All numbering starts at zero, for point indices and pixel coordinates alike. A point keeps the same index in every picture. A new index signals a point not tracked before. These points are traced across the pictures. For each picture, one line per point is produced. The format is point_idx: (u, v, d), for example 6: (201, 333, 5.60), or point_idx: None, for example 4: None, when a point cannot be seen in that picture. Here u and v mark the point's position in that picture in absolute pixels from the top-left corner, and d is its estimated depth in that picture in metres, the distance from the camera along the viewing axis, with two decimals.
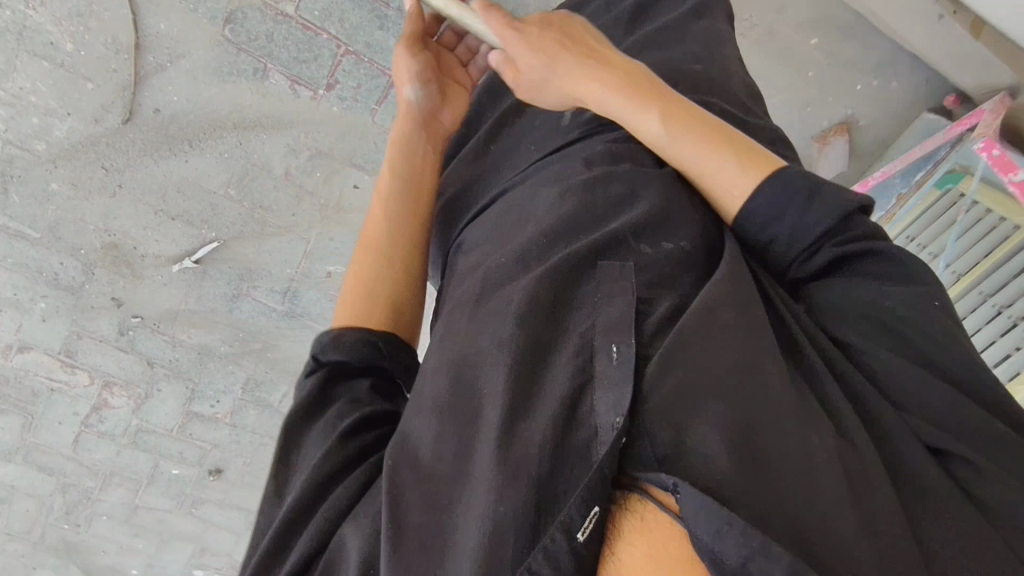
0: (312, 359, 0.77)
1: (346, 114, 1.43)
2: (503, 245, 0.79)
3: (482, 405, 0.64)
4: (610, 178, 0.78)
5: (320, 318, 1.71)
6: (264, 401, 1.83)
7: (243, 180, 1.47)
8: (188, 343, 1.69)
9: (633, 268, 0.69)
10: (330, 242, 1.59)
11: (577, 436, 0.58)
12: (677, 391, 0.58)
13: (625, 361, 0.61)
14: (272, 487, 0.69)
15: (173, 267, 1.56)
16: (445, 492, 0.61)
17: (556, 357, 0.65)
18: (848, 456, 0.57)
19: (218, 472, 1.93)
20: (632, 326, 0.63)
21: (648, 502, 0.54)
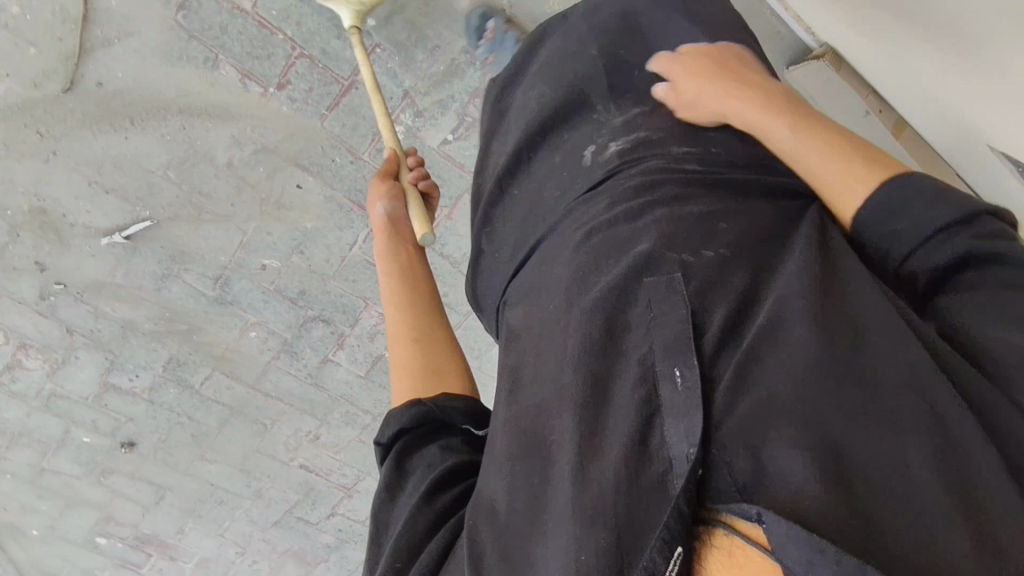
0: (377, 444, 0.84)
1: (295, 114, 1.42)
2: (568, 263, 0.80)
3: (554, 445, 0.69)
4: (656, 184, 0.80)
5: (249, 308, 1.69)
6: (186, 381, 1.82)
7: (184, 164, 1.46)
8: (111, 316, 1.66)
9: (682, 287, 0.69)
10: (267, 236, 1.58)
11: (651, 470, 0.61)
12: (752, 421, 0.58)
13: (688, 387, 0.62)
14: (371, 565, 0.78)
15: (103, 239, 1.54)
16: (528, 533, 0.66)
17: (621, 383, 0.67)
18: (960, 471, 0.55)
19: (130, 445, 1.92)
20: (692, 354, 0.64)
21: (734, 536, 0.54)
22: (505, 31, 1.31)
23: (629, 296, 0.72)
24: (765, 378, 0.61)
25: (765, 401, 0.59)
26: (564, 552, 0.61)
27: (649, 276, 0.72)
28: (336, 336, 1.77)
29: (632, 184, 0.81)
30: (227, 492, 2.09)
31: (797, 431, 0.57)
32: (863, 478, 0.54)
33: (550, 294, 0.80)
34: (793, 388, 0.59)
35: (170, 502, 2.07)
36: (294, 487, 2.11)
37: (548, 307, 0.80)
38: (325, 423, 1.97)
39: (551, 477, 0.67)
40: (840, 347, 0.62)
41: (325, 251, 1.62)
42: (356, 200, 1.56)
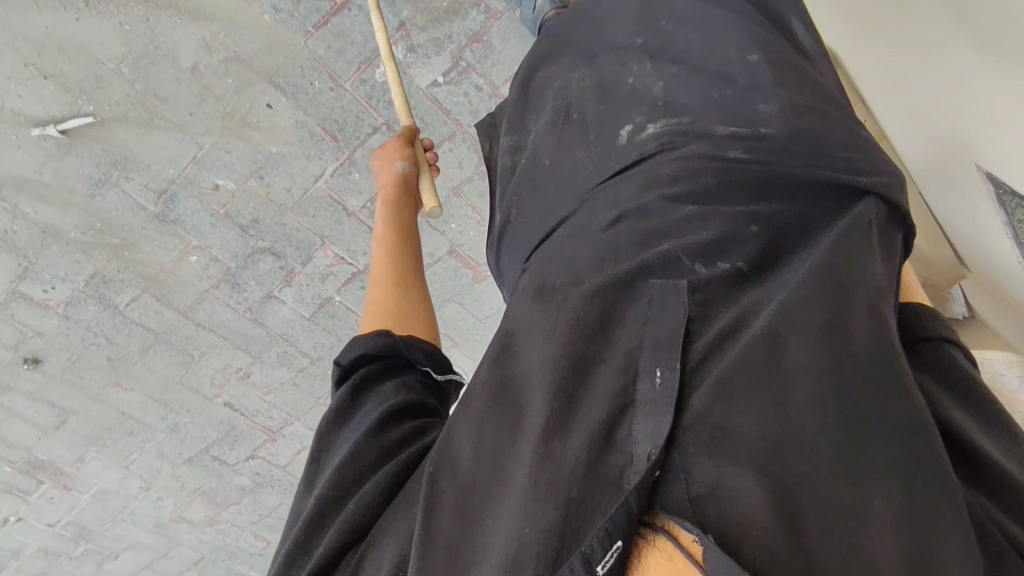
0: (336, 364, 0.79)
1: (276, 27, 1.31)
2: (577, 243, 0.74)
3: (518, 424, 0.62)
4: (685, 178, 0.71)
5: (193, 230, 1.57)
6: (108, 300, 1.67)
7: (141, 62, 1.32)
8: (31, 218, 1.50)
9: (684, 293, 0.63)
10: (225, 154, 1.46)
11: (611, 462, 0.55)
12: (724, 431, 0.54)
13: (668, 388, 0.57)
14: (304, 484, 0.72)
15: (33, 130, 1.37)
16: (475, 512, 0.60)
17: (601, 374, 0.60)
18: (914, 529, 0.51)
19: (34, 362, 1.75)
20: (676, 356, 0.59)
21: (670, 543, 0.50)
22: None
23: (633, 292, 0.65)
24: (747, 396, 0.55)
25: (741, 422, 0.54)
26: (500, 547, 0.55)
27: (655, 277, 0.66)
28: (284, 273, 1.67)
29: (664, 171, 0.73)
30: (139, 424, 1.96)
31: (767, 462, 0.52)
32: (824, 519, 0.50)
33: (543, 275, 0.74)
34: (771, 413, 0.54)
35: (72, 428, 1.92)
36: (214, 425, 2.01)
37: (542, 278, 0.73)
38: (258, 361, 1.86)
39: (499, 471, 0.61)
40: (832, 373, 0.56)
41: (286, 180, 1.51)
42: (329, 130, 1.45)
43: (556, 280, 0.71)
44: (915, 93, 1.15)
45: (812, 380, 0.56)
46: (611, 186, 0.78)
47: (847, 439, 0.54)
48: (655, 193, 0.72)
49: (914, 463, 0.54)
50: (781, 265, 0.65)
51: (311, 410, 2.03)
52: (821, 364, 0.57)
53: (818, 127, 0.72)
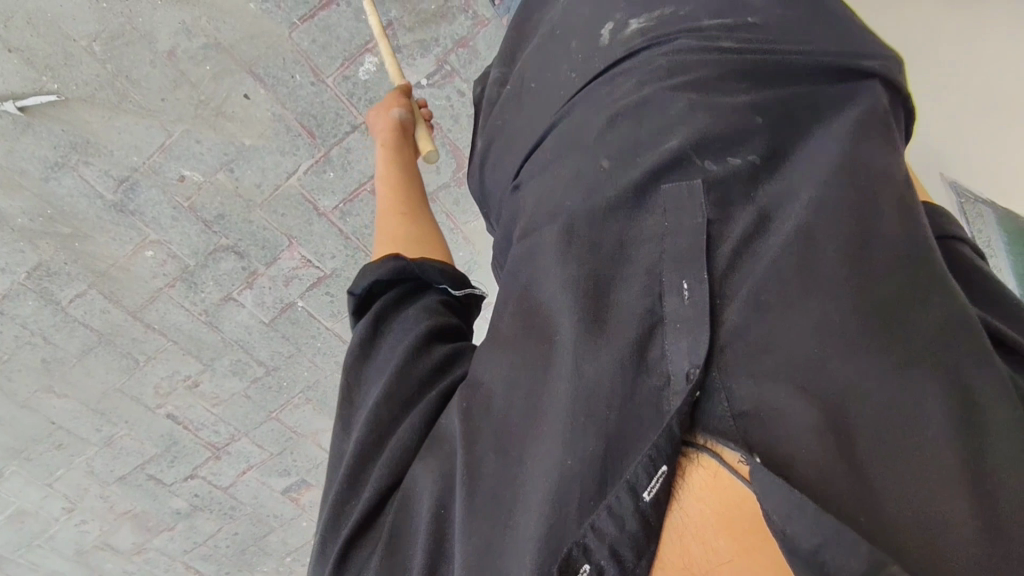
0: (352, 297, 0.81)
1: (261, 17, 1.30)
2: (579, 152, 0.72)
3: (551, 347, 0.64)
4: (689, 70, 0.70)
5: (153, 222, 1.50)
6: (50, 295, 1.57)
7: (114, 41, 1.28)
8: None
9: (702, 195, 0.64)
10: (195, 144, 1.41)
11: (648, 385, 0.59)
12: (761, 345, 0.57)
13: (698, 305, 0.59)
14: (343, 420, 0.76)
15: None
16: (517, 439, 0.63)
17: (625, 293, 0.63)
18: (958, 418, 0.54)
19: None
20: (703, 268, 0.61)
21: (714, 460, 0.54)
22: None
23: (645, 199, 0.66)
24: (787, 313, 0.57)
25: (781, 338, 0.56)
26: (548, 469, 0.59)
27: (668, 180, 0.66)
28: (247, 274, 1.61)
29: (659, 63, 0.71)
30: (70, 435, 1.81)
31: (808, 373, 0.55)
32: (863, 418, 0.54)
33: (551, 190, 0.73)
34: (812, 325, 0.56)
35: None
36: (154, 439, 1.88)
37: (547, 198, 0.73)
38: (209, 369, 1.77)
39: (537, 396, 0.63)
40: (868, 278, 0.58)
41: (258, 174, 1.47)
42: (307, 126, 1.43)
43: (563, 199, 0.70)
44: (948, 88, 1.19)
45: (851, 293, 0.57)
46: (601, 89, 0.75)
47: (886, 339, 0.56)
48: (657, 87, 0.70)
49: (958, 361, 0.56)
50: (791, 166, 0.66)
51: (262, 425, 1.93)
52: (855, 271, 0.58)
53: (812, 26, 0.71)
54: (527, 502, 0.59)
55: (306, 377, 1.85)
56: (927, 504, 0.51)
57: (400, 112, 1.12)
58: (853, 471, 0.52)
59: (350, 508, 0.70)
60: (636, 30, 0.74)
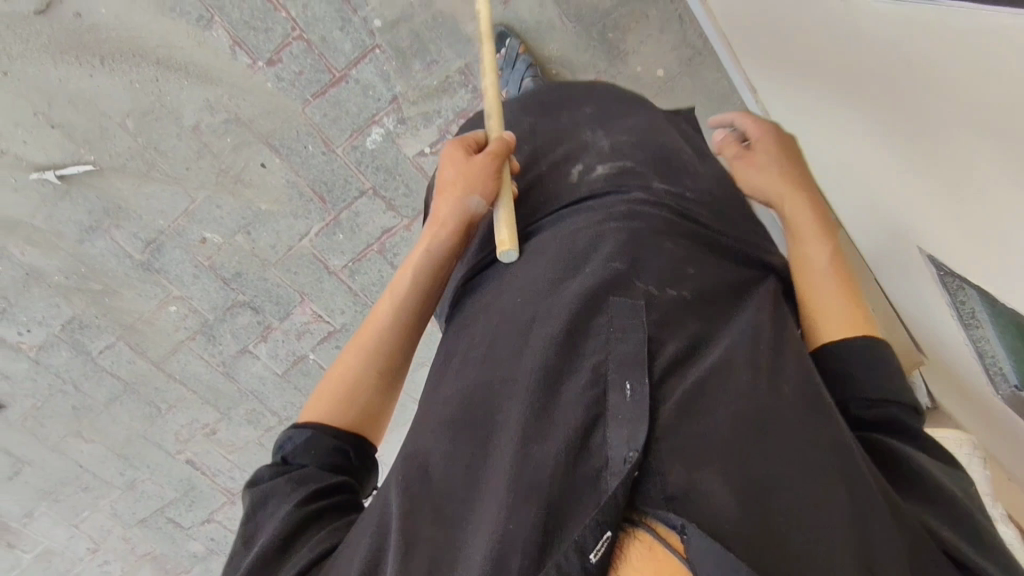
0: (276, 456, 0.79)
1: (278, 94, 1.40)
2: (541, 270, 0.82)
3: (497, 429, 0.69)
4: (631, 211, 0.84)
5: (176, 280, 1.60)
6: (82, 346, 1.68)
7: (146, 117, 1.41)
8: (18, 260, 1.55)
9: (644, 313, 0.73)
10: (216, 209, 1.51)
11: (588, 464, 0.62)
12: (691, 437, 0.62)
13: (638, 398, 0.65)
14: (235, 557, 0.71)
15: (32, 175, 1.45)
16: (455, 511, 0.65)
17: (573, 386, 0.68)
18: (864, 517, 0.58)
19: None
20: (644, 369, 0.67)
21: (653, 539, 0.57)
22: (519, 54, 1.37)
23: (596, 308, 0.73)
24: (713, 402, 0.64)
25: (706, 432, 0.62)
26: (486, 537, 0.60)
27: (616, 295, 0.75)
28: (262, 328, 1.69)
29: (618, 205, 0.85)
30: (96, 478, 1.90)
31: (732, 464, 0.60)
32: (781, 508, 0.58)
33: (514, 295, 0.82)
34: (733, 424, 0.63)
35: (23, 481, 1.88)
36: (173, 484, 1.95)
37: (509, 306, 0.81)
38: (225, 418, 1.84)
39: (480, 470, 0.67)
40: (777, 393, 0.66)
41: (273, 236, 1.56)
42: (318, 191, 1.51)
43: (525, 306, 0.79)
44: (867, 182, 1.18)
45: (768, 395, 0.66)
46: (562, 217, 0.88)
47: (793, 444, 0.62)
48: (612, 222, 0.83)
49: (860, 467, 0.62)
50: (719, 305, 0.77)
51: None
52: (767, 387, 0.67)
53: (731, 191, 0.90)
54: (462, 574, 0.60)
55: None
56: None
57: (481, 201, 0.89)
58: (766, 544, 0.55)
59: None
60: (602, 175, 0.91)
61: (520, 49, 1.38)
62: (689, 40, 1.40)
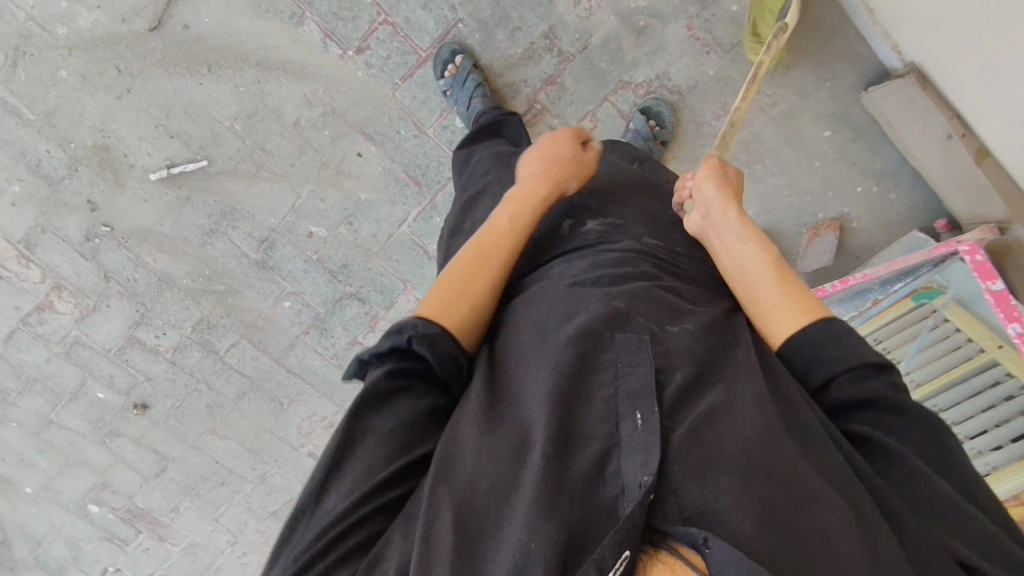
0: (402, 338, 0.72)
1: (369, 81, 1.42)
2: (548, 304, 0.80)
3: (520, 445, 0.66)
4: (636, 265, 0.86)
5: (289, 276, 1.68)
6: (210, 345, 1.80)
7: (252, 118, 1.48)
8: (151, 267, 1.69)
9: (647, 346, 0.72)
10: (319, 203, 1.57)
11: (605, 491, 0.61)
12: (701, 460, 0.61)
13: (650, 428, 0.64)
14: (325, 459, 0.65)
15: (151, 175, 1.56)
16: (475, 522, 0.61)
17: (589, 415, 0.66)
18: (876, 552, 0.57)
19: (143, 408, 1.92)
20: (654, 400, 0.66)
21: (675, 558, 0.55)
22: (468, 72, 1.36)
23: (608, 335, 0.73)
24: (718, 432, 0.64)
25: (716, 456, 0.62)
26: (508, 557, 0.57)
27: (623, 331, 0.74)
28: (369, 319, 1.72)
29: (614, 261, 0.86)
30: (231, 473, 2.03)
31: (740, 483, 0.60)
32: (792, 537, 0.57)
33: (527, 326, 0.79)
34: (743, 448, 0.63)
35: (170, 477, 2.04)
36: (299, 477, 2.03)
37: (525, 328, 0.79)
38: (342, 410, 1.89)
39: (502, 483, 0.64)
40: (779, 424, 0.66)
41: (373, 225, 1.59)
42: (413, 176, 1.52)
43: (544, 326, 0.78)
44: None
45: (774, 426, 0.65)
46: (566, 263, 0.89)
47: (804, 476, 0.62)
48: (604, 273, 0.84)
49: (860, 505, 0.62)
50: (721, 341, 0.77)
51: None
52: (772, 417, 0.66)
53: None
54: None
55: None
56: None
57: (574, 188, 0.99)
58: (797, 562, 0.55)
59: (309, 554, 0.60)
60: (592, 230, 0.94)
61: (470, 68, 1.36)
62: None
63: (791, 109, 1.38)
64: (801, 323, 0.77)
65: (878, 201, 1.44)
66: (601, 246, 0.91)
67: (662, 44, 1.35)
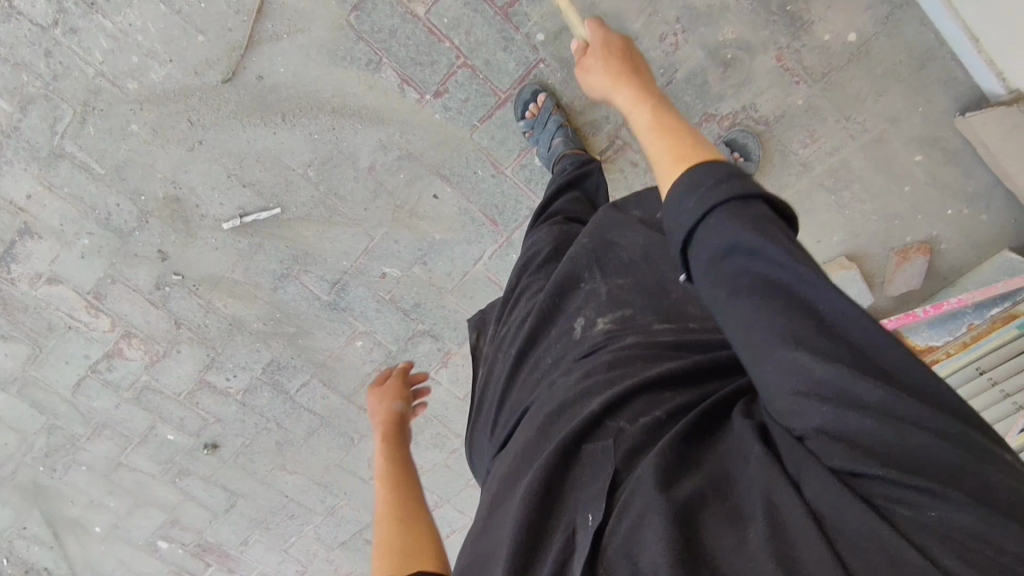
0: None
1: (446, 124, 1.40)
2: (531, 419, 0.76)
3: None
4: (630, 358, 0.76)
5: (361, 316, 1.66)
6: (281, 386, 1.79)
7: (326, 165, 1.46)
8: (222, 312, 1.68)
9: (613, 451, 0.64)
10: (394, 244, 1.55)
11: None
12: (632, 532, 0.55)
13: (594, 531, 0.57)
14: None
15: (225, 224, 1.55)
16: None
17: (551, 541, 0.60)
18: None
19: (213, 447, 1.91)
20: (601, 501, 0.59)
21: None
22: (551, 113, 1.34)
23: (579, 452, 0.66)
24: (636, 495, 0.58)
25: (646, 513, 0.55)
26: None
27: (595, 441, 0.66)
28: (442, 354, 1.72)
29: (602, 355, 0.78)
30: (300, 506, 2.03)
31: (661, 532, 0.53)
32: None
33: (514, 449, 0.75)
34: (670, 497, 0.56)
35: (239, 512, 2.04)
36: (369, 508, 2.04)
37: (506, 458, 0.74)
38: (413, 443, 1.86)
39: None
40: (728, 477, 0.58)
41: (448, 264, 1.57)
42: (489, 215, 1.50)
43: (524, 451, 0.72)
44: None
45: (704, 483, 0.57)
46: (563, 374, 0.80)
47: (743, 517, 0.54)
48: (590, 374, 0.76)
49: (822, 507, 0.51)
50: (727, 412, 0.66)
51: (461, 489, 1.95)
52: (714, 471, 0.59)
53: None
54: None
55: None
56: None
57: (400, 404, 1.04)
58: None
59: None
60: (601, 327, 0.83)
61: (553, 109, 1.34)
62: None
63: (881, 135, 1.34)
64: (670, 163, 0.68)
65: (968, 222, 1.41)
66: (614, 341, 0.80)
67: (750, 74, 1.30)
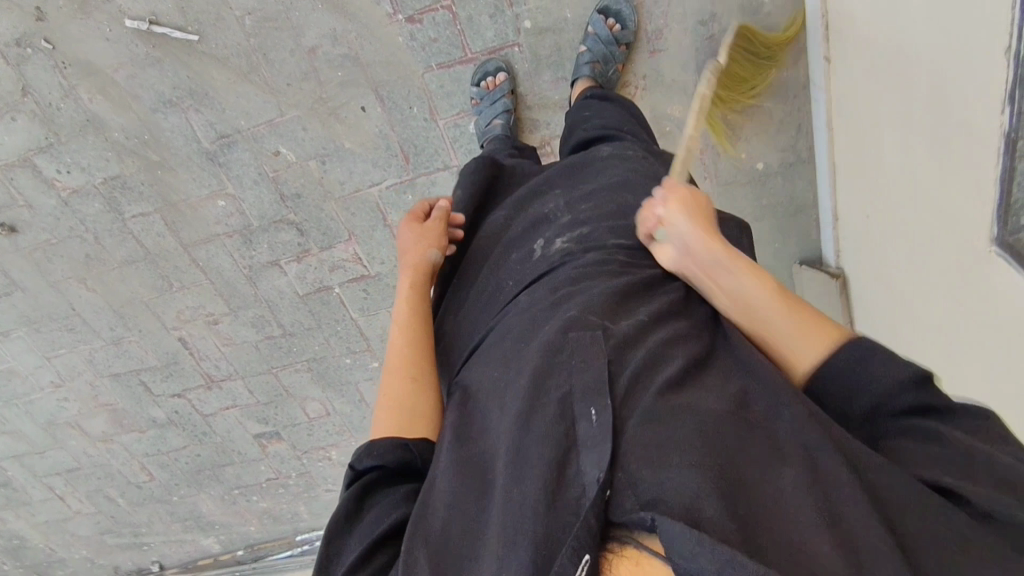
0: (349, 469, 0.76)
1: (406, 50, 1.41)
2: (510, 327, 0.82)
3: (491, 475, 0.67)
4: (606, 273, 0.84)
5: (235, 179, 1.59)
6: (116, 205, 1.66)
7: (266, 23, 1.42)
8: (83, 105, 1.53)
9: (603, 342, 0.70)
10: (300, 131, 1.51)
11: (570, 493, 0.59)
12: (658, 444, 0.60)
13: (604, 424, 0.63)
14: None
15: (127, 21, 1.44)
16: (460, 562, 0.62)
17: (548, 424, 0.65)
18: (822, 495, 0.57)
19: (9, 230, 1.73)
20: (607, 396, 0.65)
21: (642, 551, 0.53)
22: (505, 96, 1.38)
23: (559, 347, 0.71)
24: (667, 412, 0.63)
25: (675, 432, 0.61)
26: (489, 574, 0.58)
27: (574, 331, 0.72)
28: (300, 250, 1.67)
29: (568, 273, 0.85)
30: (84, 324, 1.89)
31: (697, 452, 0.59)
32: (752, 497, 0.57)
33: (495, 358, 0.79)
34: (695, 423, 0.62)
35: (10, 303, 1.88)
36: (157, 353, 1.93)
37: (495, 350, 0.81)
38: (232, 314, 1.81)
39: (478, 506, 0.65)
40: (737, 403, 0.65)
41: (345, 174, 1.55)
42: (405, 150, 1.50)
43: (507, 351, 0.78)
44: (887, 217, 1.14)
45: (726, 409, 0.64)
46: (540, 281, 0.88)
47: (759, 444, 0.61)
48: (565, 288, 0.82)
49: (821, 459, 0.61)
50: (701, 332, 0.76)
51: (260, 375, 1.92)
52: (731, 394, 0.66)
53: None
54: None
55: (315, 350, 1.84)
56: (810, 562, 0.51)
57: (437, 254, 1.00)
58: (746, 537, 0.53)
59: None
60: (557, 249, 0.92)
61: (507, 93, 1.38)
62: (796, 148, 1.43)
63: None
64: (824, 352, 0.70)
65: None
66: (570, 260, 0.89)
67: None
